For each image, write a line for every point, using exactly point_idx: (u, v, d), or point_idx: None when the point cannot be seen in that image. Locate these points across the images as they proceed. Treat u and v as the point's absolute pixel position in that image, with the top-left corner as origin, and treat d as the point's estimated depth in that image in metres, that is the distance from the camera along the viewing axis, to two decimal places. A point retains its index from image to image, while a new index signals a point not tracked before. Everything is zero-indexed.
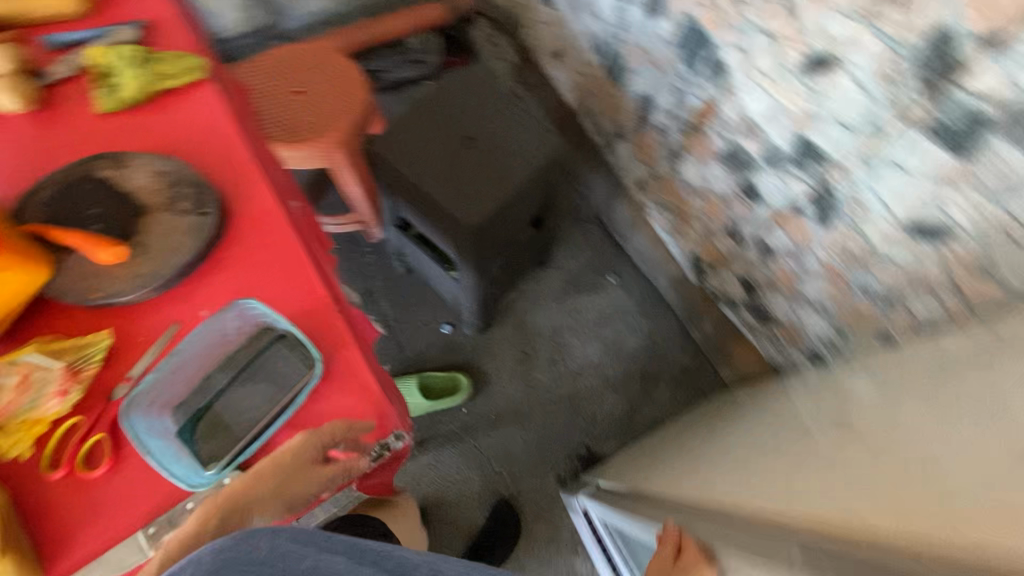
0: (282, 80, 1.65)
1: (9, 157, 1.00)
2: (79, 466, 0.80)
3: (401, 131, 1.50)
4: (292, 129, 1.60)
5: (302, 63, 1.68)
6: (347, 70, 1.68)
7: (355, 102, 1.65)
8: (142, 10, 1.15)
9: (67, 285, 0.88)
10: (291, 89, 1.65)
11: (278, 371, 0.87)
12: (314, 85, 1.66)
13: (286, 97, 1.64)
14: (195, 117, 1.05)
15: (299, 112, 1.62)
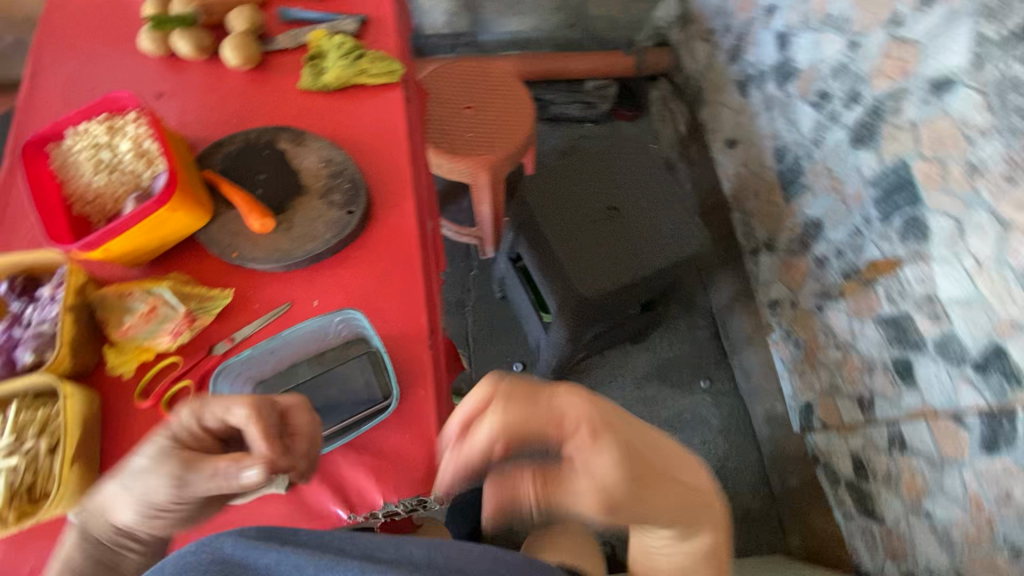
0: (460, 92, 1.71)
1: (216, 103, 1.11)
2: (162, 404, 0.85)
3: (547, 175, 1.46)
4: (451, 139, 1.64)
5: (483, 82, 1.73)
6: (521, 102, 1.72)
7: (517, 133, 1.67)
8: (369, 6, 1.24)
9: (215, 235, 0.95)
10: (464, 102, 1.70)
11: (355, 386, 0.88)
12: (486, 105, 1.70)
13: (457, 108, 1.69)
14: (376, 118, 1.11)
15: (464, 125, 1.67)
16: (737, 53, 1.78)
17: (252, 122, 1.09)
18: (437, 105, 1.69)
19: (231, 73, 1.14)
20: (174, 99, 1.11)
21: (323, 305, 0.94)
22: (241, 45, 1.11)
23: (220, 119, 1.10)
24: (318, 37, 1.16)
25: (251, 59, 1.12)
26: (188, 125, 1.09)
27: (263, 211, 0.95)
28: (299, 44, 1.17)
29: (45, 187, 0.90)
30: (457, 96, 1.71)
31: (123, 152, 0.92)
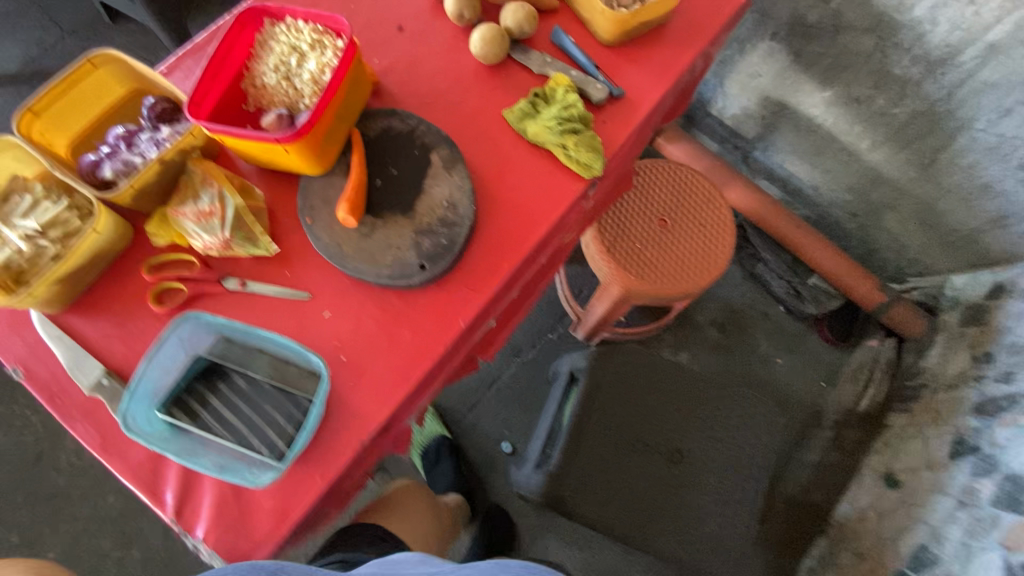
0: (669, 200, 1.48)
1: (430, 71, 1.05)
2: (153, 289, 0.87)
3: (636, 357, 1.21)
4: (619, 235, 1.43)
5: (699, 208, 1.48)
6: (716, 256, 1.43)
7: (680, 282, 1.40)
8: (636, 87, 1.07)
9: (311, 190, 0.91)
10: (664, 213, 1.47)
11: (272, 424, 0.81)
12: (679, 232, 1.45)
13: (652, 212, 1.47)
14: (533, 196, 0.98)
15: (642, 233, 1.44)
16: (991, 411, 1.32)
17: (438, 113, 1.02)
18: (637, 195, 1.49)
19: (466, 55, 1.06)
20: (405, 41, 1.07)
21: (330, 322, 0.88)
22: (491, 41, 1.02)
23: (418, 88, 1.04)
24: (560, 83, 1.02)
25: (489, 58, 1.03)
26: (393, 73, 1.05)
27: (356, 204, 0.88)
28: (542, 75, 1.06)
29: (235, 50, 0.91)
30: (663, 202, 1.48)
31: (306, 71, 0.90)
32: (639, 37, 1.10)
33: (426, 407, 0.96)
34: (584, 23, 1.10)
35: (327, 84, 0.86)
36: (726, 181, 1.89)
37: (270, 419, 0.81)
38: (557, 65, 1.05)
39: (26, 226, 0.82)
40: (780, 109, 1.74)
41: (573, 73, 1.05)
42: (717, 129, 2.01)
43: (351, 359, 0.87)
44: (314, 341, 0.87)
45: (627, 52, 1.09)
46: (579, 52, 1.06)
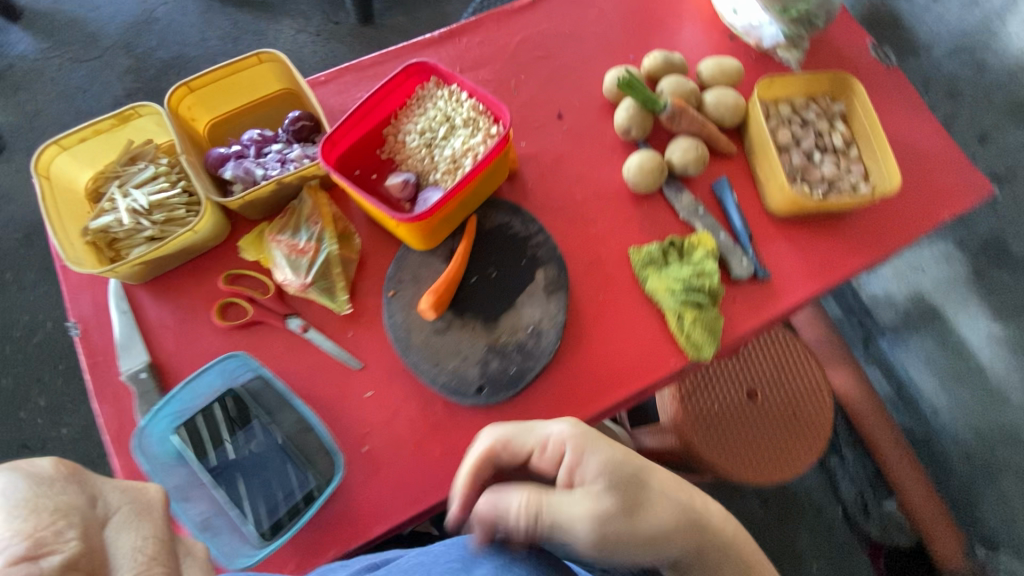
0: (768, 374, 1.33)
1: (572, 176, 0.97)
2: (221, 302, 0.85)
3: None
4: (702, 389, 1.29)
5: (798, 395, 1.32)
6: (794, 459, 1.28)
7: (749, 470, 1.25)
8: (783, 275, 0.93)
9: (407, 261, 0.86)
10: (755, 385, 1.32)
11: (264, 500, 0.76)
12: (766, 413, 1.29)
13: (745, 380, 1.31)
14: (625, 354, 0.87)
15: (724, 400, 1.29)
16: None
17: (563, 224, 0.94)
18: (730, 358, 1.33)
19: (616, 173, 0.98)
20: (560, 135, 1.00)
21: (366, 406, 0.82)
22: (647, 172, 0.93)
23: (554, 189, 0.96)
24: (702, 243, 0.92)
25: (638, 187, 0.94)
26: (536, 164, 0.98)
27: (442, 299, 0.82)
28: (687, 225, 0.95)
29: (390, 97, 0.88)
30: (761, 375, 1.32)
31: (450, 147, 0.85)
32: (809, 220, 0.96)
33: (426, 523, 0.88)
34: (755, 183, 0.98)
35: (465, 174, 0.80)
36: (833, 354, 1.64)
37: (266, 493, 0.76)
38: (707, 219, 0.94)
39: (136, 201, 0.83)
40: (929, 314, 1.51)
41: (721, 235, 0.93)
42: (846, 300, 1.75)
43: (371, 454, 0.80)
44: (343, 419, 0.81)
45: (789, 231, 0.96)
46: (736, 213, 0.95)
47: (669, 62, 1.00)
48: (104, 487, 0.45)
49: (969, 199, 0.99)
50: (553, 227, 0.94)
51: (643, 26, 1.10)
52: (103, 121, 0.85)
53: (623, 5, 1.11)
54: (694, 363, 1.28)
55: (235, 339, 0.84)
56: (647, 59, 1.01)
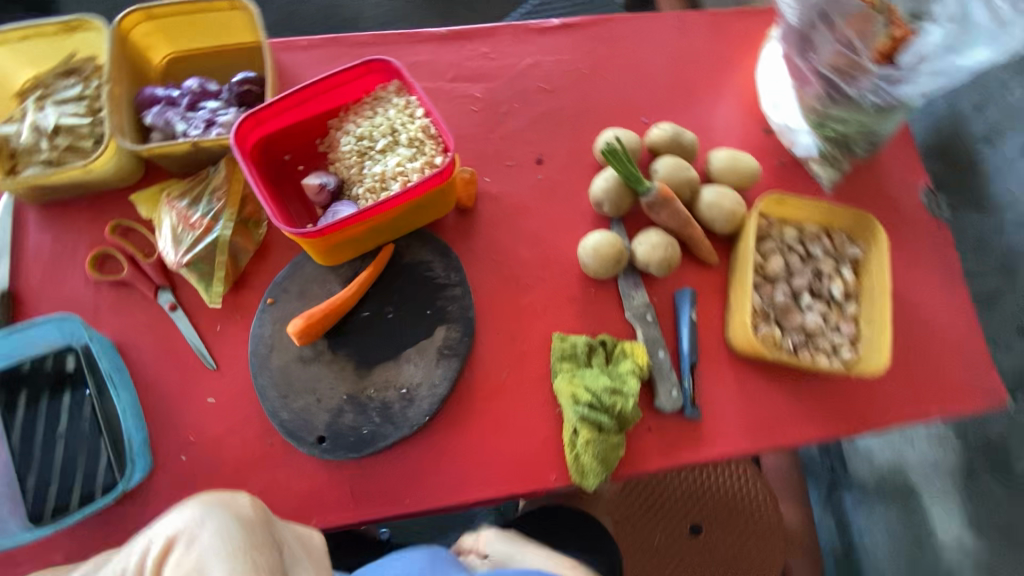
0: (729, 515, 1.09)
1: (525, 233, 0.86)
2: (98, 252, 0.78)
3: None
4: (647, 508, 1.08)
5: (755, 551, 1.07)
6: None
7: None
8: (714, 421, 0.80)
9: (302, 271, 0.77)
10: (709, 521, 1.08)
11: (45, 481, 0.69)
12: (711, 560, 1.06)
13: (699, 515, 1.09)
14: (499, 451, 0.76)
15: (666, 529, 1.07)
16: None
17: (493, 282, 0.83)
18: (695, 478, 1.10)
19: (574, 246, 0.85)
20: (531, 182, 0.88)
21: (204, 412, 0.74)
22: (602, 256, 0.80)
23: (499, 241, 0.85)
24: (635, 356, 0.79)
25: (588, 270, 0.82)
26: (491, 206, 0.86)
27: (316, 326, 0.73)
28: (628, 329, 0.82)
29: (344, 89, 0.78)
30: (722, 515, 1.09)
31: (384, 164, 0.75)
32: (768, 369, 0.82)
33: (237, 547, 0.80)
34: (724, 307, 0.84)
35: (381, 203, 0.70)
36: (780, 491, 1.33)
37: (48, 475, 0.69)
38: (652, 330, 0.81)
39: (42, 119, 0.76)
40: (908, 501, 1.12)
41: (660, 353, 0.80)
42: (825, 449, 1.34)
43: (188, 465, 0.73)
44: (175, 418, 0.74)
45: (740, 374, 0.82)
46: (688, 335, 0.81)
47: (676, 141, 0.86)
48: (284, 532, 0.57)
49: (966, 406, 0.82)
50: (481, 282, 0.82)
51: (671, 90, 0.96)
52: (44, 25, 0.77)
53: (659, 61, 0.97)
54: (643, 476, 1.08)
55: (100, 293, 0.77)
56: (655, 130, 0.88)
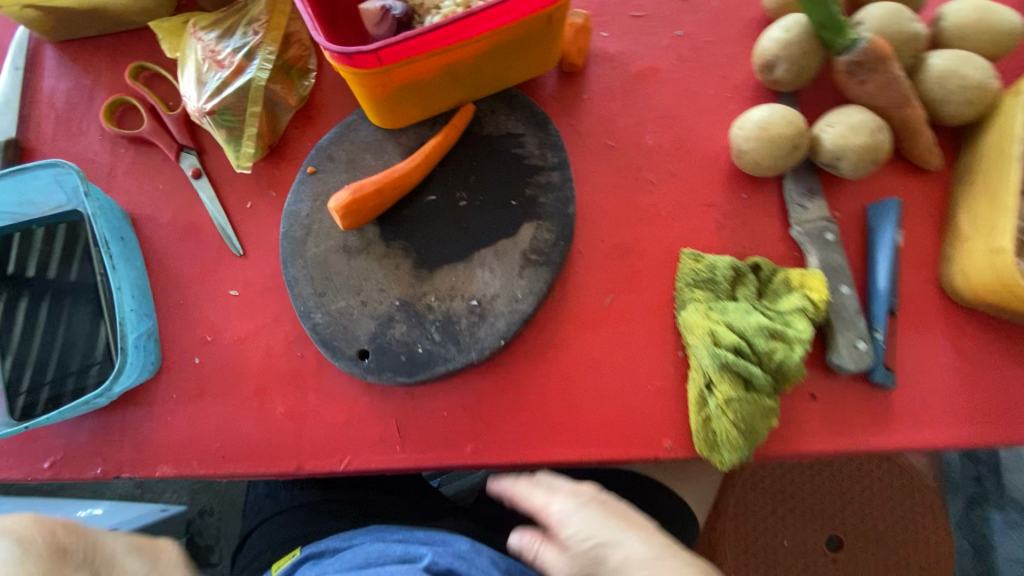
0: (872, 525, 0.90)
1: (653, 109, 0.61)
2: (115, 101, 0.62)
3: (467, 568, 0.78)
4: (769, 506, 0.92)
5: (908, 558, 0.89)
6: None
7: None
8: (915, 398, 0.54)
9: (353, 135, 0.58)
10: (850, 532, 0.90)
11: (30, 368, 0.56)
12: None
13: (838, 525, 0.91)
14: (594, 399, 0.55)
15: (804, 539, 0.90)
16: None
17: (603, 173, 0.60)
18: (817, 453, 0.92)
19: (721, 131, 0.61)
20: (666, 41, 0.63)
21: (225, 306, 0.58)
22: (771, 141, 0.54)
23: (617, 117, 0.61)
24: (806, 287, 0.54)
25: (747, 160, 0.56)
26: (608, 69, 0.62)
27: (364, 205, 0.53)
28: (792, 252, 0.57)
29: None
30: (868, 529, 0.90)
31: None
32: (1005, 332, 0.55)
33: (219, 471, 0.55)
34: (945, 234, 0.57)
35: (476, 17, 0.47)
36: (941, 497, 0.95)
37: (38, 355, 0.56)
38: (833, 253, 0.55)
39: None
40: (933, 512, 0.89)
41: (843, 290, 0.54)
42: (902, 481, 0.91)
43: (206, 370, 0.57)
44: (190, 308, 0.58)
45: (960, 330, 0.55)
46: (890, 265, 0.55)
47: None
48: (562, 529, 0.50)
49: None
50: (588, 171, 0.60)
51: None
52: None
53: None
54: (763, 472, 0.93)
55: (116, 151, 0.62)
56: None
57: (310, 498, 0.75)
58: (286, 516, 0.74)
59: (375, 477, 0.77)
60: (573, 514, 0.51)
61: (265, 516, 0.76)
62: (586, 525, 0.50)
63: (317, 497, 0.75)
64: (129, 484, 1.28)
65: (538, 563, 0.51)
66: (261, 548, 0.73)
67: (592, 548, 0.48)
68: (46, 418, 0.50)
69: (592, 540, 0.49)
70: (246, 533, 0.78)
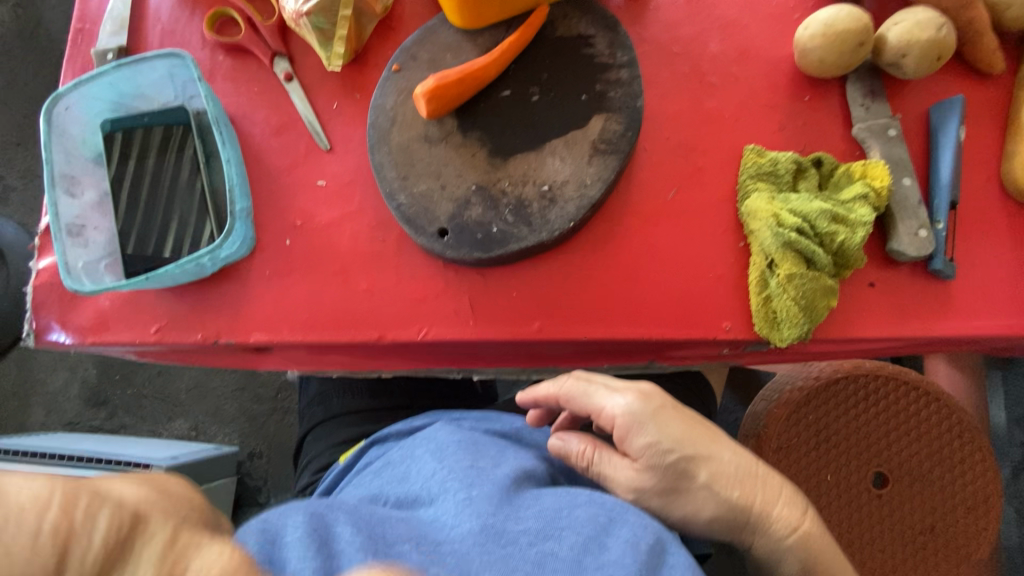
0: (917, 456, 0.89)
1: (717, 18, 0.64)
2: (217, 13, 0.68)
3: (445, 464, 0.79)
4: (817, 429, 0.90)
5: (949, 489, 0.89)
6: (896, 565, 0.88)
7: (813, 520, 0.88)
8: (974, 288, 0.56)
9: (434, 37, 0.62)
10: (894, 462, 0.89)
11: (142, 240, 0.62)
12: (897, 507, 0.89)
13: (883, 453, 0.89)
14: (657, 282, 0.58)
15: (847, 464, 0.89)
16: None
17: (667, 78, 0.62)
18: (864, 389, 0.91)
19: (785, 39, 0.63)
20: None
21: (311, 194, 0.63)
22: (836, 37, 0.56)
23: (682, 25, 0.64)
24: (868, 177, 0.56)
25: (812, 59, 0.58)
26: None
27: (447, 93, 0.57)
28: (853, 151, 0.59)
29: None
30: (911, 457, 0.89)
31: None
32: None
33: (308, 340, 0.60)
34: (1008, 134, 0.58)
35: None
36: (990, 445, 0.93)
37: (150, 228, 0.62)
38: (895, 148, 0.57)
39: None
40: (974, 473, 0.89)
41: (906, 182, 0.56)
42: (949, 425, 0.90)
43: (295, 250, 0.62)
44: (281, 195, 0.63)
45: (1020, 226, 0.56)
46: (953, 159, 0.56)
47: None
48: (637, 441, 0.54)
49: None
50: (653, 76, 0.63)
51: None
52: None
53: None
54: (813, 391, 0.90)
55: (214, 59, 0.68)
56: None
57: (362, 405, 0.77)
58: (340, 420, 0.76)
59: (421, 386, 0.79)
60: (647, 425, 0.54)
61: (317, 421, 0.78)
62: (663, 437, 0.54)
63: (368, 404, 0.77)
64: (185, 425, 1.32)
65: (593, 472, 0.56)
66: (319, 448, 0.76)
67: (668, 458, 0.53)
68: (164, 269, 0.56)
69: (668, 451, 0.54)
70: (301, 438, 0.81)
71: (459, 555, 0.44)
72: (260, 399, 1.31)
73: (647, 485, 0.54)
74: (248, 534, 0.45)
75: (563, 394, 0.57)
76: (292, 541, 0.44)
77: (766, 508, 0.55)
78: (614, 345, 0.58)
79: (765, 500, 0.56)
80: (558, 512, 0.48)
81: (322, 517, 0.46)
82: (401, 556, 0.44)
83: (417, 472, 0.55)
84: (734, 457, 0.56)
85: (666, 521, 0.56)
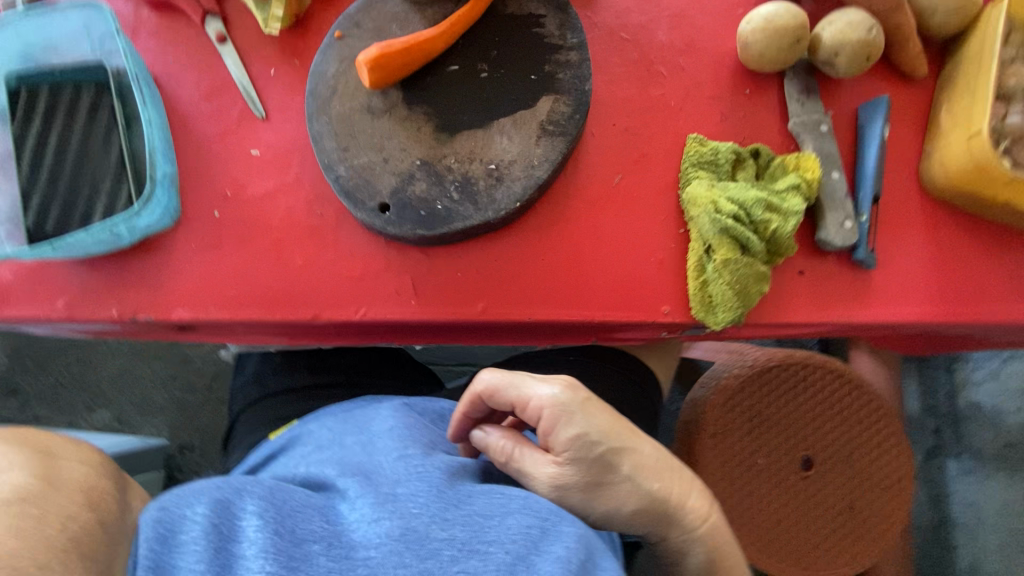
0: (838, 443, 0.95)
1: (666, 9, 0.64)
2: None
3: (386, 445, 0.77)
4: (751, 415, 0.94)
5: (864, 476, 0.95)
6: (814, 546, 0.93)
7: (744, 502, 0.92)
8: (892, 278, 0.59)
9: (381, 6, 0.60)
10: (819, 448, 0.95)
11: (49, 207, 0.56)
12: (818, 491, 0.94)
13: (808, 440, 0.94)
14: (600, 265, 0.58)
15: (778, 449, 0.93)
16: None
17: (616, 64, 0.63)
18: (796, 376, 0.96)
19: (729, 33, 0.64)
20: None
21: (244, 164, 0.59)
22: (775, 33, 0.58)
23: (632, 13, 0.64)
24: (801, 169, 0.58)
25: (753, 53, 0.60)
26: None
27: (391, 62, 0.55)
28: (789, 144, 0.62)
29: None
30: (832, 445, 0.95)
31: None
32: (973, 223, 0.60)
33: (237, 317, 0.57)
34: (926, 135, 0.62)
35: None
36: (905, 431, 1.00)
37: (56, 192, 0.56)
38: (826, 143, 0.60)
39: None
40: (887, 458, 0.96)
41: (835, 175, 0.58)
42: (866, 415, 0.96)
43: (224, 223, 0.58)
44: (211, 164, 0.59)
45: (934, 221, 0.60)
46: (877, 156, 0.59)
47: None
48: (565, 432, 0.53)
49: None
50: (602, 61, 0.63)
51: None
52: None
53: None
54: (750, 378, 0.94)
55: (138, 14, 0.63)
56: None
57: (300, 383, 0.73)
58: (275, 399, 0.73)
59: (365, 363, 0.77)
60: (574, 415, 0.53)
61: (251, 401, 0.74)
62: (591, 429, 0.53)
63: (306, 382, 0.74)
64: (107, 416, 1.23)
65: (513, 466, 0.55)
66: (252, 429, 0.72)
67: (594, 450, 0.53)
68: (72, 237, 0.52)
69: (595, 444, 0.53)
70: (233, 420, 0.76)
71: (373, 565, 0.42)
72: (193, 387, 1.24)
73: (571, 479, 0.53)
74: (148, 517, 0.42)
75: (490, 386, 0.56)
76: (191, 544, 0.41)
77: (682, 500, 0.57)
78: (557, 328, 0.58)
79: (681, 492, 0.57)
80: (486, 519, 0.45)
81: (230, 508, 0.43)
82: (310, 566, 0.41)
83: (344, 458, 0.53)
84: (655, 452, 0.57)
85: (588, 517, 0.55)
